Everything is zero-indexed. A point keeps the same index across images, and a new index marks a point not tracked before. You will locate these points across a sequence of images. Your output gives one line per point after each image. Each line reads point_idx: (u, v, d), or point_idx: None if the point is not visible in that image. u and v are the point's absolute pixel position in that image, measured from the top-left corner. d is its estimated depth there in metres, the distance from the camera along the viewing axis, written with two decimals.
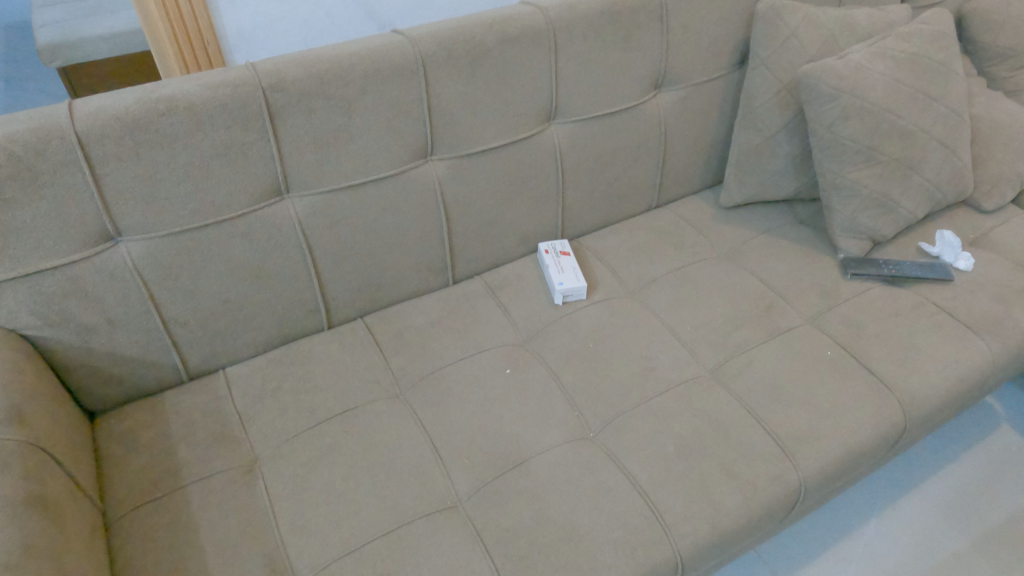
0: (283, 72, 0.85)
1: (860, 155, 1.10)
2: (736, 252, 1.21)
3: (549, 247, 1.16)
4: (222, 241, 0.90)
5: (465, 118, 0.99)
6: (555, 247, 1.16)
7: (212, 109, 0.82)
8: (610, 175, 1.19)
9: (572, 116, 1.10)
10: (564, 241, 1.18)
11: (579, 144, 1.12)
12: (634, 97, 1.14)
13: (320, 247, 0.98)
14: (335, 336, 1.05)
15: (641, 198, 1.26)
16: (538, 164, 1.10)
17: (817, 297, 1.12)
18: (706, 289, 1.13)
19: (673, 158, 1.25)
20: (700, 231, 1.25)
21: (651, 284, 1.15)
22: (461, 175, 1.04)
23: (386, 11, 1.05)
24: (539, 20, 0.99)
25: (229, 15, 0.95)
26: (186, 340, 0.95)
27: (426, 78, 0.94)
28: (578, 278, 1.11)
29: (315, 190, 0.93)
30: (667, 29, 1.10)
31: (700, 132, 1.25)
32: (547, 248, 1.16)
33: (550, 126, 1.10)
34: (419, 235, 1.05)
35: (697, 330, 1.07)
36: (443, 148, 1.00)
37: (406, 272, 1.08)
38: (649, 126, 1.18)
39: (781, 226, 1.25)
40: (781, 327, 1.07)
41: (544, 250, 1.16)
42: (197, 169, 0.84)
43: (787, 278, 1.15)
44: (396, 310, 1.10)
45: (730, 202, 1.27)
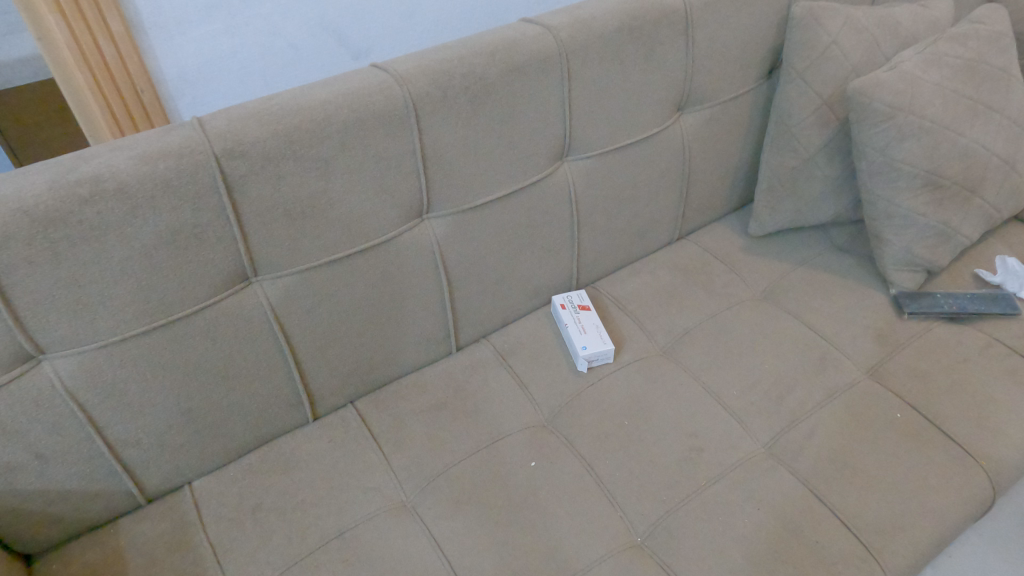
0: (241, 133, 0.67)
1: (918, 179, 0.96)
2: (774, 291, 1.07)
3: (565, 301, 1.00)
4: (177, 343, 0.72)
5: (466, 167, 0.82)
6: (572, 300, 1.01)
7: (151, 187, 0.64)
8: (630, 213, 1.03)
9: (588, 151, 0.93)
10: (582, 292, 1.03)
11: (596, 182, 0.96)
12: (656, 122, 0.98)
13: (299, 334, 0.80)
14: (324, 431, 0.88)
15: (661, 233, 1.11)
16: (550, 209, 0.94)
17: (875, 343, 0.98)
18: (748, 341, 0.99)
19: (696, 186, 1.10)
20: (730, 267, 1.11)
21: (684, 338, 1.00)
22: (462, 232, 0.87)
23: (360, 38, 0.87)
24: (548, 43, 0.82)
25: (167, 54, 0.76)
26: (140, 461, 0.77)
27: (418, 124, 0.76)
28: (604, 338, 0.95)
29: (289, 270, 0.76)
30: (693, 43, 0.94)
31: (726, 154, 1.09)
32: (563, 302, 1.00)
33: (563, 164, 0.93)
34: (417, 304, 0.88)
35: (745, 394, 0.92)
36: (441, 204, 0.83)
37: (403, 347, 0.91)
38: (671, 154, 1.02)
39: (819, 257, 1.11)
40: (839, 385, 0.93)
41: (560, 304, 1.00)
42: (138, 263, 0.66)
43: (837, 322, 1.01)
44: (394, 390, 0.93)
45: (761, 231, 1.13)
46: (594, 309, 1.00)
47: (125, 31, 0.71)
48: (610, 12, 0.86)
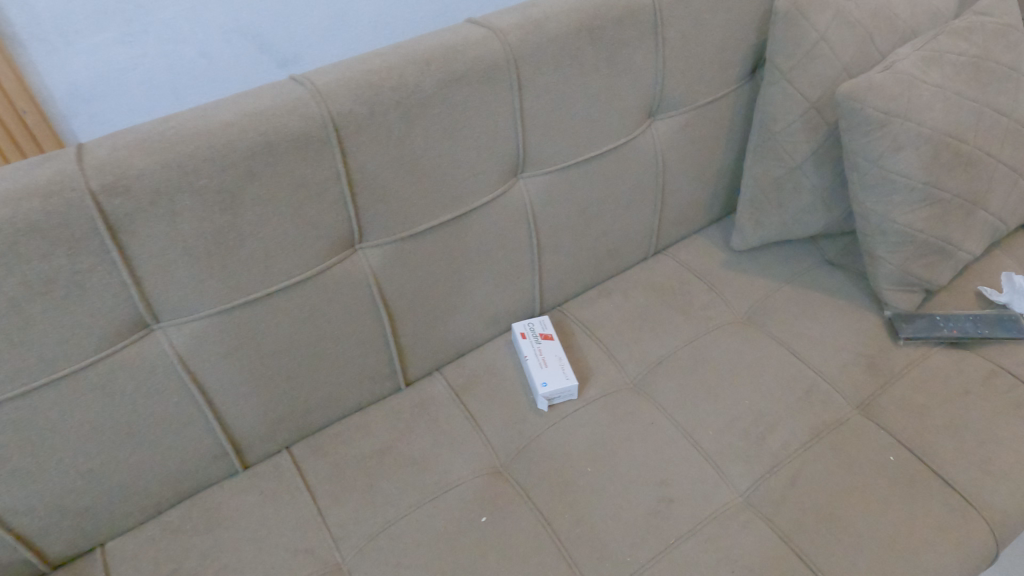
0: (124, 164, 0.58)
1: (915, 192, 0.86)
2: (757, 313, 0.97)
3: (525, 330, 0.91)
4: (66, 402, 0.63)
5: (402, 191, 0.73)
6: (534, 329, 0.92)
7: (13, 232, 0.54)
8: (597, 230, 0.94)
9: (547, 166, 0.84)
10: (545, 318, 0.94)
11: (557, 199, 0.87)
12: (624, 131, 0.88)
13: (217, 382, 0.72)
14: (255, 482, 0.80)
15: (634, 250, 1.02)
16: (505, 231, 0.84)
17: (867, 373, 0.89)
18: (727, 372, 0.90)
19: (673, 198, 1.00)
20: (710, 286, 1.01)
21: (657, 368, 0.91)
22: (403, 261, 0.78)
23: (286, 44, 0.78)
24: (493, 48, 0.72)
25: (51, 69, 0.66)
26: (37, 528, 0.68)
27: (341, 145, 0.67)
28: (566, 371, 0.87)
29: (198, 314, 0.67)
30: (664, 43, 0.83)
31: (705, 162, 1.00)
32: (523, 331, 0.91)
33: (519, 181, 0.84)
34: (355, 341, 0.80)
35: (723, 433, 0.84)
36: (376, 232, 0.74)
37: (342, 387, 0.82)
38: (643, 165, 0.92)
39: (807, 274, 1.02)
40: (826, 422, 0.84)
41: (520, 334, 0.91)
42: (7, 317, 0.57)
43: (825, 349, 0.92)
44: (335, 433, 0.85)
45: (745, 245, 1.03)
46: (557, 338, 0.91)
47: None
48: (565, 11, 0.76)
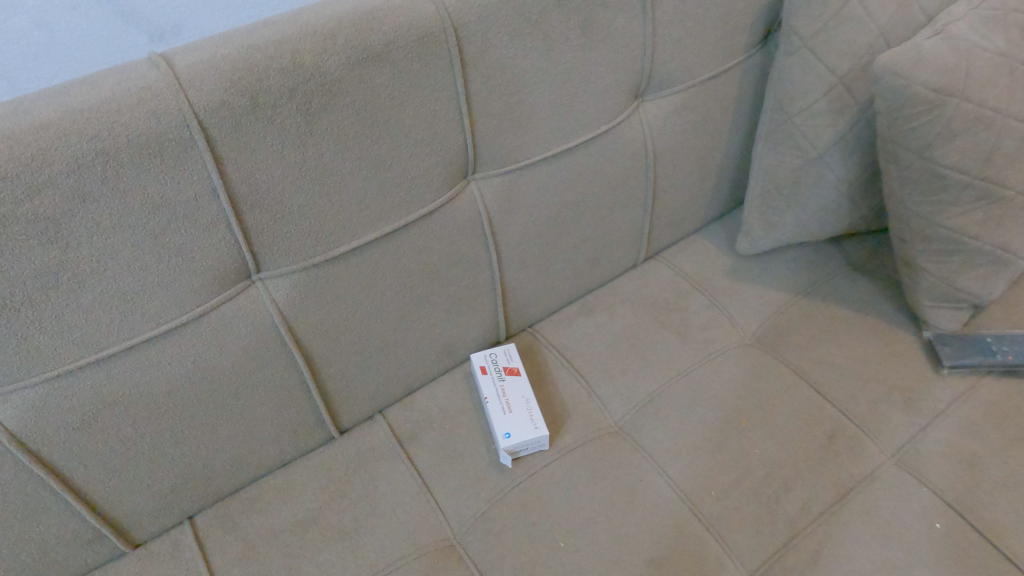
0: None
1: (969, 190, 0.68)
2: (769, 335, 0.81)
3: (486, 363, 0.75)
4: None
5: (308, 205, 0.56)
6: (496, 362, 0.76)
7: None
8: (574, 237, 0.77)
9: (505, 163, 0.66)
10: (510, 347, 0.77)
11: (522, 204, 0.69)
12: (605, 116, 0.70)
13: (74, 457, 0.55)
14: (146, 566, 0.64)
15: (621, 257, 0.85)
16: (454, 247, 0.67)
17: (903, 412, 0.72)
18: (733, 412, 0.73)
19: (667, 195, 0.83)
20: (711, 300, 0.85)
21: (648, 407, 0.75)
22: (320, 292, 0.61)
23: (158, 10, 0.60)
24: (425, 14, 0.54)
25: None
26: None
27: (214, 150, 0.49)
28: (535, 416, 0.70)
29: (31, 378, 0.50)
30: (653, 4, 0.65)
31: (707, 151, 0.82)
32: (483, 364, 0.75)
33: (470, 183, 0.66)
34: (264, 392, 0.63)
35: (728, 494, 0.68)
36: (280, 258, 0.57)
37: (255, 445, 0.66)
38: (629, 157, 0.75)
39: (827, 284, 0.85)
40: (855, 477, 0.68)
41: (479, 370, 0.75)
42: None
43: (852, 380, 0.75)
44: (250, 499, 0.69)
45: (754, 248, 0.86)
46: (525, 373, 0.75)
47: None
48: None
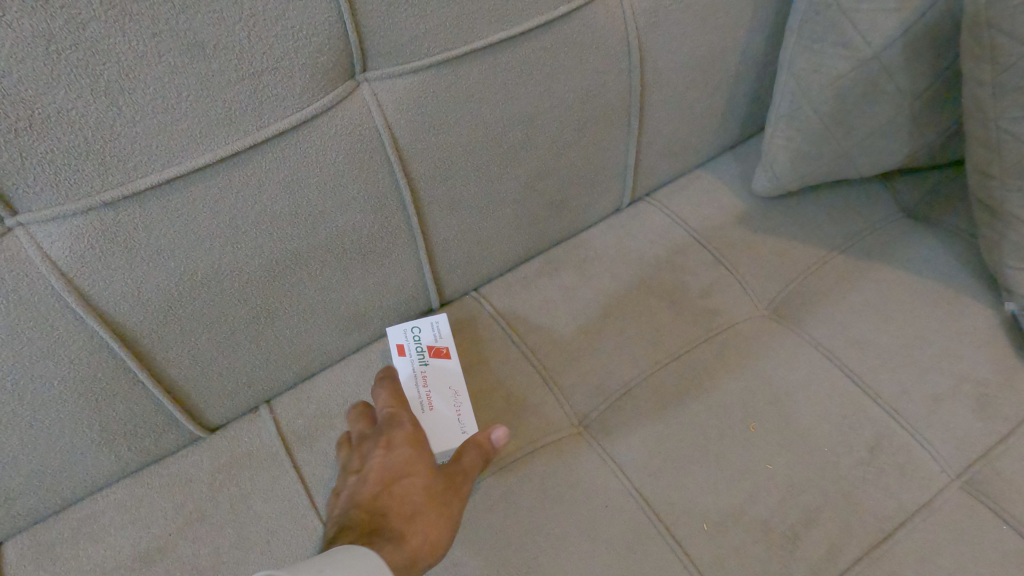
0: None
1: None
2: (792, 304, 0.61)
3: (405, 341, 0.56)
4: None
5: (72, 106, 0.35)
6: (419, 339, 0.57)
7: None
8: (529, 170, 0.56)
9: (413, 55, 0.45)
10: (440, 318, 0.58)
11: (445, 119, 0.49)
12: None
13: None
14: None
15: (598, 199, 0.64)
16: (344, 181, 0.47)
17: (975, 415, 0.52)
18: (738, 411, 0.54)
19: (661, 114, 0.61)
20: (717, 257, 0.64)
21: (622, 401, 0.56)
22: (126, 244, 0.41)
23: None
24: None
25: None
26: None
27: None
28: (463, 420, 0.53)
29: None
30: None
31: (718, 53, 0.60)
32: (402, 342, 0.56)
33: (361, 85, 0.45)
34: (65, 387, 0.44)
35: (727, 527, 0.49)
36: (43, 193, 0.37)
37: (70, 454, 0.48)
38: (606, 56, 0.53)
39: (871, 236, 0.64)
40: (906, 507, 0.49)
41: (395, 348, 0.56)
42: None
43: (904, 368, 0.55)
44: (79, 521, 0.51)
45: (775, 188, 0.65)
46: (456, 356, 0.56)
47: None
48: None
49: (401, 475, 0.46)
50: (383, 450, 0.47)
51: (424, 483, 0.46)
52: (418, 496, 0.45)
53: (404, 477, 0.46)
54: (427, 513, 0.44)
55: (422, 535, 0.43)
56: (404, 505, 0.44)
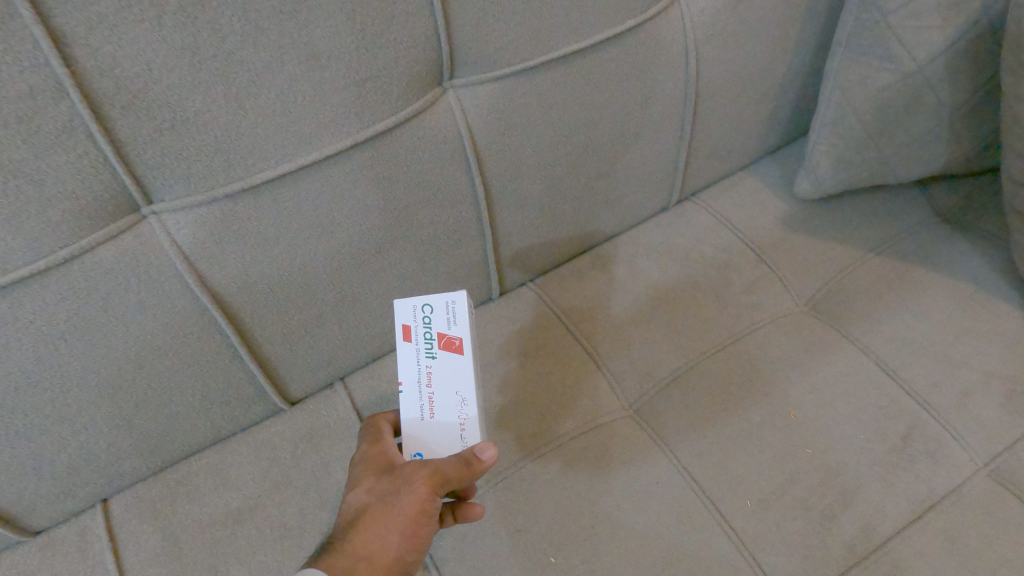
0: None
1: None
2: (830, 301, 0.64)
3: (413, 320, 0.47)
4: None
5: (208, 111, 0.40)
6: (428, 323, 0.47)
7: None
8: (588, 170, 0.60)
9: (494, 65, 0.49)
10: (458, 299, 0.48)
11: (518, 123, 0.53)
12: (634, 5, 0.52)
13: None
14: (45, 559, 0.53)
15: (648, 198, 0.68)
16: (426, 178, 0.51)
17: (1004, 409, 0.56)
18: (781, 399, 0.58)
19: (711, 119, 0.65)
20: (759, 255, 0.68)
21: (671, 387, 0.60)
22: (239, 232, 0.46)
23: None
24: None
25: None
26: None
27: (43, 23, 0.34)
28: (469, 434, 0.45)
29: None
30: None
31: (767, 64, 0.64)
32: (408, 321, 0.47)
33: (446, 92, 0.50)
34: (178, 359, 0.49)
35: (770, 506, 0.53)
36: (176, 187, 0.42)
37: (173, 421, 0.53)
38: (666, 65, 0.57)
39: (907, 239, 0.68)
40: (937, 492, 0.53)
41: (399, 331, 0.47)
42: None
43: (938, 363, 0.59)
44: (176, 482, 0.56)
45: (816, 191, 0.69)
46: (471, 352, 0.46)
47: None
48: None
49: (354, 487, 0.45)
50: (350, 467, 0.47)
51: (371, 485, 0.44)
52: (362, 500, 0.44)
53: (355, 487, 0.45)
54: (374, 513, 0.43)
55: (365, 536, 0.42)
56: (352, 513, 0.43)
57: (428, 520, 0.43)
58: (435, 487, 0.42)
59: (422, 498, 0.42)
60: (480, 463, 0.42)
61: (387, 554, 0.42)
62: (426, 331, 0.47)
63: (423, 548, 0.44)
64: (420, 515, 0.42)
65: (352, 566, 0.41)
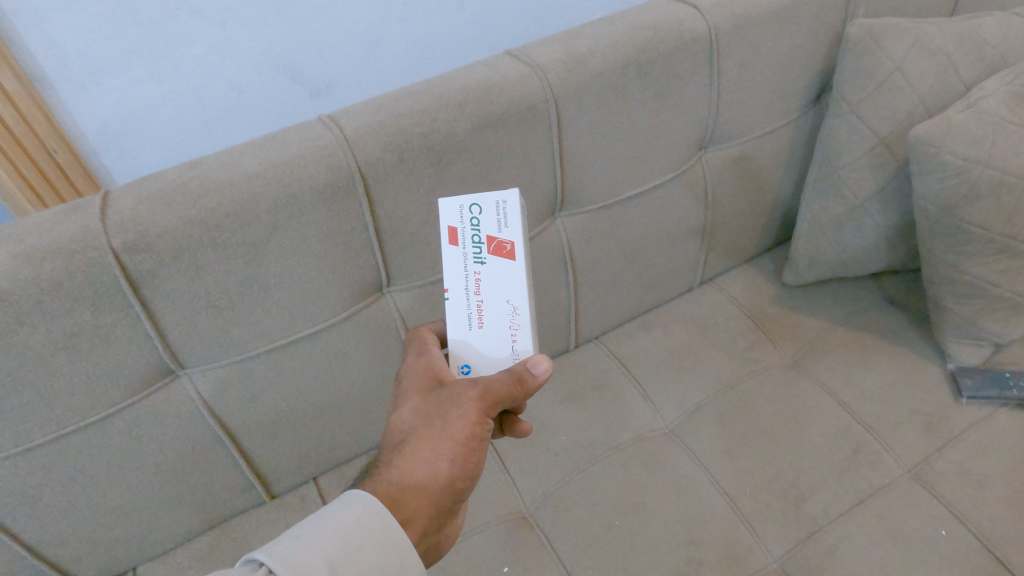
0: (146, 222, 0.57)
1: (991, 245, 0.78)
2: (806, 358, 0.92)
3: (461, 224, 0.55)
4: (95, 446, 0.64)
5: (431, 237, 0.70)
6: (480, 226, 0.55)
7: (37, 293, 0.54)
8: (640, 264, 0.90)
9: (586, 204, 0.79)
10: (508, 200, 0.56)
11: (597, 236, 0.83)
12: (673, 164, 0.82)
13: (240, 424, 0.72)
14: (280, 513, 0.81)
15: (678, 282, 0.98)
16: (540, 271, 0.81)
17: (922, 434, 0.83)
18: (770, 423, 0.85)
19: (722, 230, 0.95)
20: (757, 324, 0.96)
21: (694, 414, 0.87)
22: (431, 303, 0.76)
23: (318, 72, 0.75)
24: (534, 87, 0.68)
25: (84, 108, 0.66)
26: (70, 557, 0.70)
27: (367, 196, 0.64)
28: (517, 341, 0.54)
29: (223, 361, 0.66)
30: (719, 75, 0.77)
31: (760, 195, 0.94)
32: (457, 226, 0.55)
33: (555, 219, 0.80)
34: (383, 382, 0.78)
35: (760, 493, 0.79)
36: (405, 277, 0.72)
37: (370, 424, 0.82)
38: (691, 198, 0.87)
39: (862, 315, 0.96)
40: (873, 486, 0.79)
41: (452, 233, 0.55)
42: (39, 371, 0.57)
43: (878, 402, 0.86)
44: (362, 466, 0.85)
45: (798, 280, 0.98)
46: (521, 256, 0.55)
47: (22, 89, 0.61)
48: (612, 45, 0.71)
49: (404, 406, 0.55)
50: (402, 383, 0.58)
51: (420, 407, 0.54)
52: (414, 421, 0.54)
53: (407, 405, 0.55)
54: (423, 434, 0.53)
55: (416, 456, 0.53)
56: (404, 432, 0.54)
57: (476, 440, 0.54)
58: (482, 408, 0.52)
59: (470, 420, 0.52)
60: (532, 377, 0.52)
61: (438, 468, 0.53)
62: (477, 235, 0.55)
63: (475, 464, 0.55)
64: (466, 436, 0.53)
65: (408, 479, 0.52)
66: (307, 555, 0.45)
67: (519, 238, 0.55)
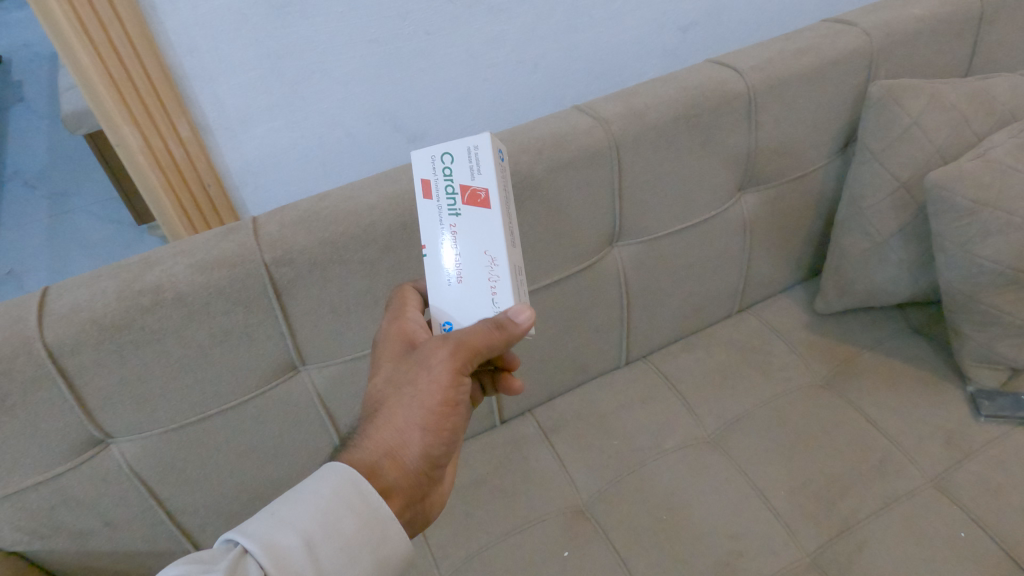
0: (290, 242, 0.71)
1: (1003, 277, 0.87)
2: (837, 378, 1.02)
3: (433, 175, 0.58)
4: (231, 427, 0.77)
5: None
6: (453, 175, 0.57)
7: (206, 296, 0.68)
8: (685, 291, 1.01)
9: (640, 235, 0.92)
10: (480, 147, 0.57)
11: (649, 264, 0.95)
12: (716, 203, 0.94)
13: (344, 413, 0.86)
14: None
15: (719, 308, 1.09)
16: (599, 294, 0.93)
17: (943, 448, 0.91)
18: (803, 434, 0.95)
19: (760, 262, 1.06)
20: (791, 348, 1.07)
21: (734, 425, 0.97)
22: None
23: (416, 122, 0.90)
24: (600, 136, 0.81)
25: (232, 149, 0.81)
26: (198, 526, 0.82)
27: None
28: (496, 293, 0.57)
29: (336, 360, 0.81)
30: (757, 126, 0.90)
31: (793, 232, 1.05)
32: (429, 178, 0.58)
33: (613, 248, 0.92)
34: None
35: (794, 496, 0.88)
36: None
37: None
38: (732, 233, 0.99)
39: (888, 341, 1.05)
40: (898, 492, 0.88)
41: (426, 186, 0.58)
42: (200, 360, 0.71)
43: (903, 419, 0.95)
44: None
45: (828, 309, 1.08)
46: (494, 202, 0.56)
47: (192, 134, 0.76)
48: (666, 101, 0.84)
49: (381, 373, 0.61)
50: (379, 347, 0.63)
51: (393, 374, 0.60)
52: (388, 387, 0.60)
53: (383, 371, 0.61)
54: (397, 399, 0.59)
55: (391, 422, 0.59)
56: (380, 398, 0.60)
57: (448, 401, 0.59)
58: (452, 374, 0.58)
59: (441, 384, 0.58)
60: (514, 325, 0.55)
61: (413, 431, 0.59)
62: (451, 185, 0.57)
63: (451, 423, 0.61)
64: (438, 400, 0.58)
65: (384, 442, 0.58)
66: (281, 532, 0.52)
67: (494, 185, 0.57)
